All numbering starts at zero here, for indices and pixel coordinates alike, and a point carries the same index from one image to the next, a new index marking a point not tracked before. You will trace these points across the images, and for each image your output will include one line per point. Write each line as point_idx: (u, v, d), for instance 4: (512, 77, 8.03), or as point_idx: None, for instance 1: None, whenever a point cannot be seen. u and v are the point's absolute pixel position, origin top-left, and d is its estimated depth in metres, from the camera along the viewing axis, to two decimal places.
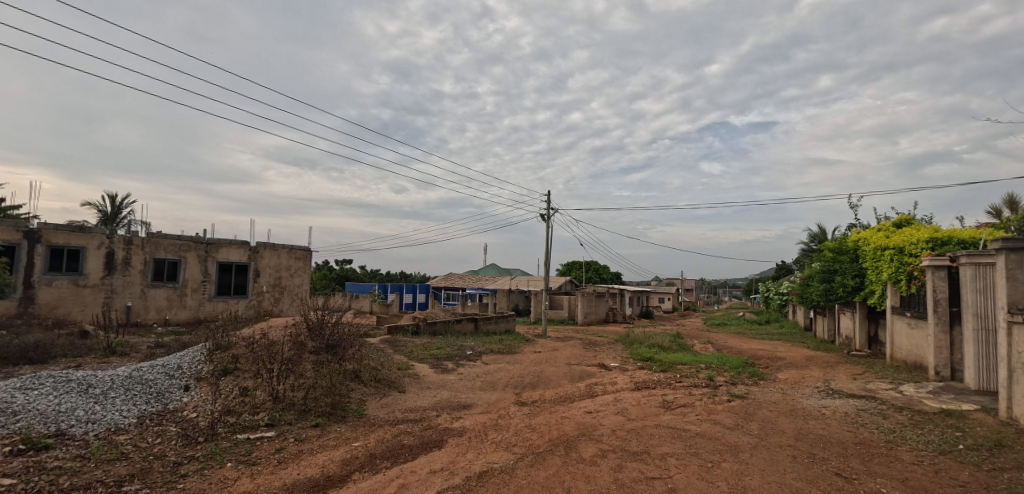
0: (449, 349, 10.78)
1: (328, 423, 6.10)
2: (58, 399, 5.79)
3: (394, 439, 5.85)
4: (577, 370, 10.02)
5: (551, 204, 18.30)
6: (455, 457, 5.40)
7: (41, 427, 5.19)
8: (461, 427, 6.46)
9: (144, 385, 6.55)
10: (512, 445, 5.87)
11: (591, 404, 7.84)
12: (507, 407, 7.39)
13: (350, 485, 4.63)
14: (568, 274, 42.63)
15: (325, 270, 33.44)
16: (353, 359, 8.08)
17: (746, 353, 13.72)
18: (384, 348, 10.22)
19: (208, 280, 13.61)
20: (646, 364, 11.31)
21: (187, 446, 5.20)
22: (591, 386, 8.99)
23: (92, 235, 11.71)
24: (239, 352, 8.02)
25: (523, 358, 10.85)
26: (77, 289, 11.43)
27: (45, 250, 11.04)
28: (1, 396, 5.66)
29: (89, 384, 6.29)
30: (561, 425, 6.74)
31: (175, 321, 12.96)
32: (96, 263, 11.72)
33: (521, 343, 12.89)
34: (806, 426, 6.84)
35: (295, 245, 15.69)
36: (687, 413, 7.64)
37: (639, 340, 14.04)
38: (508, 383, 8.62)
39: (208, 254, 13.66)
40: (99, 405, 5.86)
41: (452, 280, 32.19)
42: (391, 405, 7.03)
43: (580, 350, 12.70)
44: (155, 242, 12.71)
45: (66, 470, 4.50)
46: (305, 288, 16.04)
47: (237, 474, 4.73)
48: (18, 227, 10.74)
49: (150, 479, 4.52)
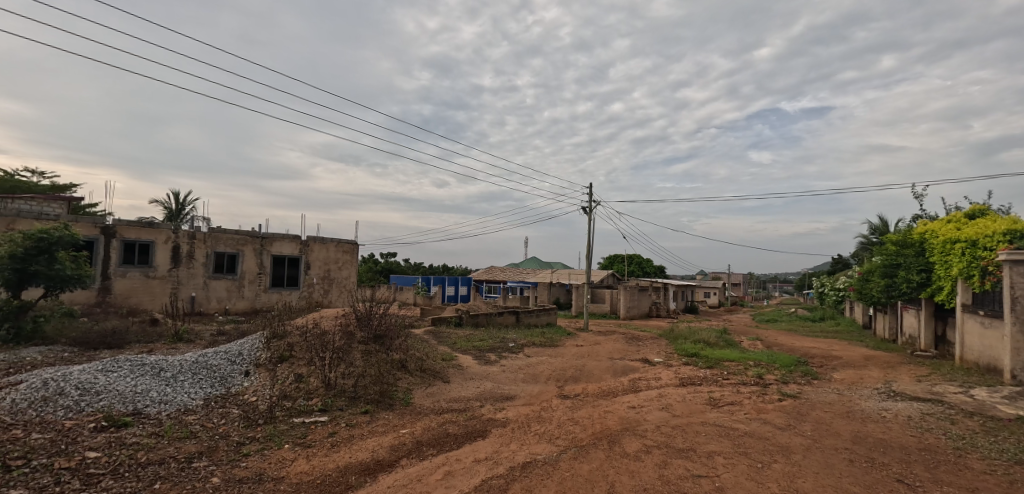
0: (492, 341, 10.89)
1: (376, 410, 6.30)
2: (134, 381, 6.28)
3: (439, 427, 5.99)
4: (620, 364, 9.88)
5: (591, 197, 18.08)
6: (499, 447, 5.46)
7: (121, 405, 5.66)
8: (504, 418, 6.52)
9: (209, 370, 7.00)
10: (556, 437, 5.87)
11: (635, 399, 7.71)
12: (550, 399, 7.40)
13: (398, 470, 4.77)
14: (609, 268, 42.06)
15: (371, 263, 34.58)
16: (399, 349, 8.31)
17: (797, 351, 13.11)
18: (428, 339, 10.45)
19: (264, 272, 14.34)
20: (691, 360, 11.01)
21: (248, 427, 5.52)
22: (634, 381, 8.83)
23: (160, 230, 12.59)
24: (293, 339, 8.41)
25: (565, 351, 10.81)
26: (148, 281, 12.32)
27: (120, 244, 11.96)
28: (86, 377, 6.20)
29: (161, 368, 6.79)
30: (604, 419, 6.66)
31: (234, 311, 13.75)
32: (163, 256, 12.60)
33: (563, 336, 12.85)
34: (864, 429, 6.45)
35: (342, 239, 16.24)
36: (734, 412, 7.36)
37: (684, 335, 13.70)
38: (550, 376, 8.63)
39: (263, 247, 14.38)
40: (170, 387, 6.32)
41: (493, 273, 32.52)
42: (435, 394, 7.18)
43: (622, 344, 12.52)
44: (216, 236, 13.49)
45: (142, 446, 4.88)
46: (352, 280, 16.59)
47: (294, 456, 4.97)
48: (96, 223, 11.69)
49: (217, 456, 4.84)
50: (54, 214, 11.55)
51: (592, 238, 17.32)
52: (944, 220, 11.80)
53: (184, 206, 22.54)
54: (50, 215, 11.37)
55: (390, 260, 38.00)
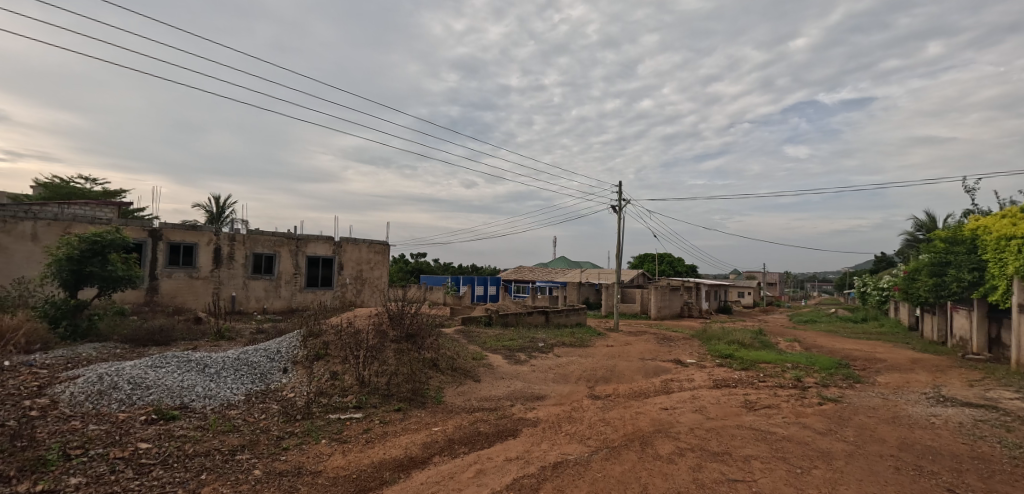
0: (522, 340, 10.90)
1: (408, 408, 6.40)
2: (181, 376, 6.59)
3: (470, 426, 6.03)
4: (651, 365, 9.72)
5: (620, 196, 17.86)
6: (530, 447, 5.45)
7: (169, 400, 5.94)
8: (535, 418, 6.51)
9: (249, 367, 7.26)
10: (586, 437, 5.82)
11: (668, 401, 7.57)
12: (581, 399, 7.35)
13: (431, 467, 4.84)
14: (639, 267, 41.40)
15: (401, 263, 35.23)
16: (430, 348, 8.41)
17: (838, 353, 12.60)
18: (459, 338, 10.54)
19: (299, 273, 14.79)
20: (726, 361, 10.72)
21: (287, 422, 5.71)
22: (667, 382, 8.68)
23: (202, 233, 13.14)
24: (329, 338, 8.63)
25: (595, 351, 10.71)
26: (191, 281, 12.89)
27: (166, 246, 12.54)
28: (137, 372, 6.54)
29: (205, 365, 7.09)
30: (636, 420, 6.56)
31: (272, 310, 14.23)
32: (206, 257, 13.15)
33: (593, 336, 12.73)
34: (911, 436, 6.13)
35: (374, 240, 16.59)
36: (771, 415, 7.12)
37: (717, 335, 13.35)
38: (581, 376, 8.57)
39: (298, 248, 14.84)
40: (214, 383, 6.59)
41: (522, 273, 32.60)
42: (467, 393, 7.23)
43: (653, 345, 12.31)
44: (254, 237, 13.99)
45: (189, 438, 5.11)
46: (384, 280, 16.91)
47: (331, 451, 5.11)
48: (144, 227, 12.29)
49: (258, 450, 5.02)
50: (107, 218, 12.21)
51: (621, 237, 17.12)
52: (998, 215, 11.11)
53: (225, 210, 23.51)
54: (103, 219, 12.02)
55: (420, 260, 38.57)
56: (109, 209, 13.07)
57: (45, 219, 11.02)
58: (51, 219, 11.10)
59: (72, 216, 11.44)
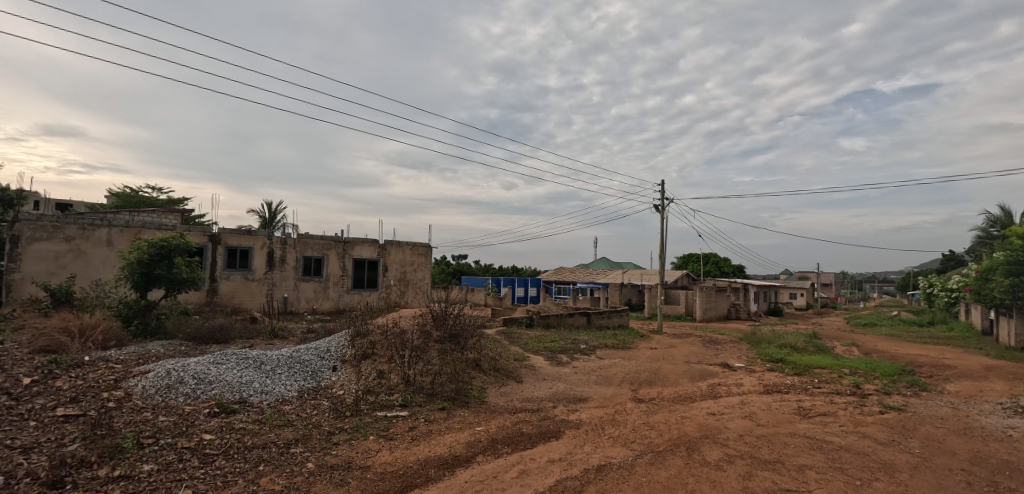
0: (563, 342, 10.84)
1: (452, 408, 6.50)
2: (240, 373, 6.97)
3: (514, 426, 6.05)
4: (697, 369, 9.43)
5: (662, 195, 17.44)
6: (573, 449, 5.41)
7: (229, 394, 6.30)
8: (578, 419, 6.45)
9: (302, 365, 7.59)
10: (630, 441, 5.71)
11: (715, 405, 7.32)
12: (624, 402, 7.22)
13: (475, 466, 4.88)
14: (683, 268, 40.23)
15: (443, 265, 35.84)
16: (473, 349, 8.51)
17: (902, 359, 11.78)
18: (500, 339, 10.60)
19: (346, 274, 15.34)
20: (777, 365, 10.25)
21: (338, 418, 5.93)
22: (713, 386, 8.39)
23: (257, 237, 13.84)
24: (375, 338, 8.90)
25: (638, 354, 10.50)
26: (247, 283, 13.61)
27: (224, 250, 13.30)
28: (201, 368, 6.98)
29: (261, 362, 7.48)
30: (681, 425, 6.38)
31: (321, 310, 14.83)
32: (260, 260, 13.85)
33: (636, 338, 12.49)
34: (986, 449, 5.64)
35: (417, 242, 16.97)
36: (828, 423, 6.75)
37: (768, 339, 12.79)
38: (624, 379, 8.42)
39: (345, 251, 15.38)
40: (269, 379, 6.94)
41: (563, 274, 32.45)
42: (509, 394, 7.26)
43: (699, 348, 11.94)
44: (304, 241, 14.61)
45: (248, 431, 5.40)
46: (426, 281, 17.28)
47: (379, 447, 5.26)
48: (205, 232, 13.08)
49: (311, 444, 5.23)
50: (172, 224, 13.09)
51: (663, 237, 16.72)
52: None
53: (276, 215, 24.71)
54: (168, 225, 12.89)
55: (460, 262, 39.11)
56: (173, 215, 14.03)
57: (119, 226, 11.94)
58: (123, 226, 12.02)
59: (141, 223, 12.34)
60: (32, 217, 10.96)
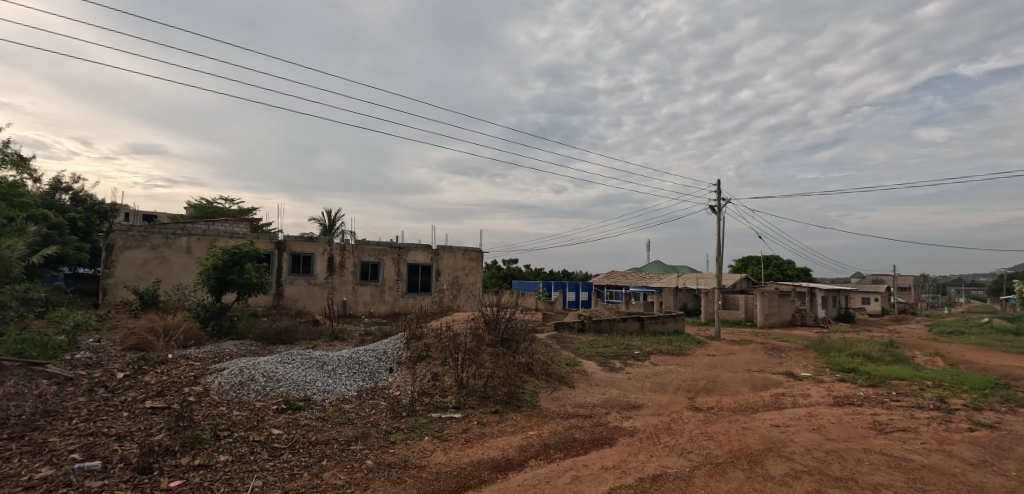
0: (616, 347, 10.64)
1: (505, 411, 6.53)
2: (304, 371, 7.38)
3: (566, 431, 6.01)
4: (760, 377, 8.96)
5: (718, 196, 16.74)
6: (627, 457, 5.29)
7: (296, 392, 6.67)
8: (632, 427, 6.30)
9: (360, 365, 7.90)
10: (687, 451, 5.51)
11: (779, 417, 6.92)
12: (680, 411, 6.99)
13: (528, 470, 4.88)
14: (742, 271, 38.36)
15: (494, 269, 36.19)
16: (525, 353, 8.54)
17: (997, 371, 10.61)
18: (552, 344, 10.56)
19: (401, 279, 15.86)
20: (848, 376, 9.54)
21: (395, 418, 6.12)
22: (777, 397, 7.93)
23: (318, 243, 14.58)
24: (429, 340, 9.12)
25: (696, 361, 10.12)
26: (310, 287, 14.36)
27: (289, 256, 14.11)
28: (270, 366, 7.44)
29: (323, 362, 7.87)
30: (743, 437, 6.08)
31: (378, 313, 15.41)
32: (321, 265, 14.57)
33: (693, 345, 12.05)
34: None
35: (468, 247, 17.27)
36: (908, 440, 6.18)
37: (838, 347, 11.93)
38: (680, 386, 8.14)
39: (400, 256, 15.91)
40: (331, 378, 7.28)
41: (615, 279, 31.91)
42: (562, 399, 7.21)
43: (761, 355, 11.34)
44: (362, 247, 15.24)
45: (313, 428, 5.69)
46: (478, 286, 17.54)
47: (434, 447, 5.38)
48: (272, 239, 13.94)
49: (370, 442, 5.43)
50: (243, 232, 14.08)
51: (719, 238, 16.05)
52: None
53: (335, 222, 26.00)
54: (240, 233, 13.88)
55: (510, 266, 39.36)
56: (243, 224, 15.08)
57: (197, 235, 12.97)
58: (201, 234, 13.04)
59: (216, 232, 13.36)
60: (124, 227, 12.13)
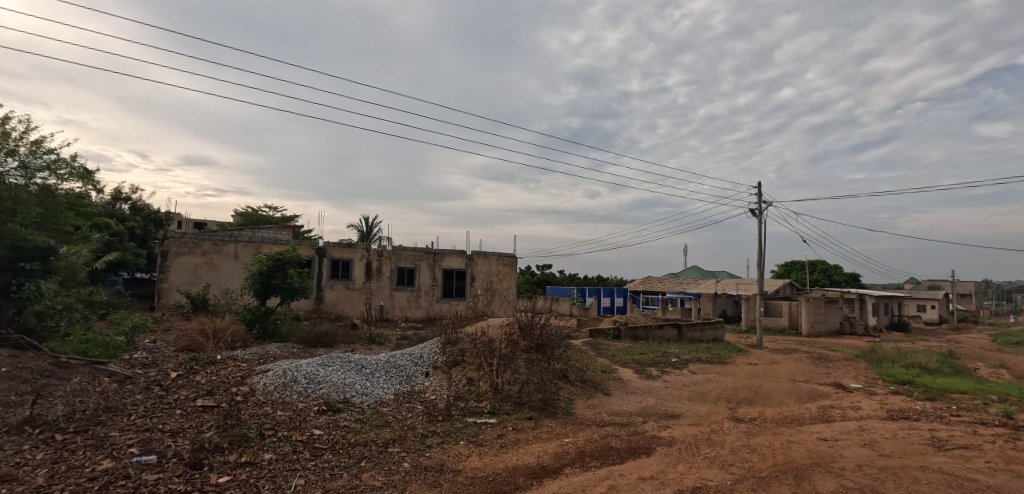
0: (653, 355, 10.43)
1: (540, 417, 6.51)
2: (344, 374, 7.59)
3: (602, 440, 5.92)
4: (806, 388, 8.58)
5: (758, 199, 16.19)
6: (665, 468, 5.16)
7: (336, 394, 6.87)
8: (670, 437, 6.15)
9: (397, 369, 8.06)
10: (729, 464, 5.32)
11: (827, 430, 6.59)
12: (721, 421, 6.77)
13: (563, 478, 4.84)
14: (785, 277, 36.88)
15: (528, 275, 36.21)
16: (560, 359, 8.49)
17: None
18: (587, 350, 10.45)
19: (436, 284, 16.11)
20: (903, 388, 8.99)
21: (431, 422, 6.21)
22: (825, 409, 7.57)
23: (357, 249, 14.99)
24: (465, 345, 9.20)
25: (737, 370, 9.79)
26: (348, 292, 14.77)
27: (329, 261, 14.56)
28: (311, 369, 7.69)
29: (362, 365, 8.07)
30: (787, 450, 5.82)
31: (413, 318, 15.69)
32: (360, 271, 14.96)
33: (733, 353, 11.66)
34: None
35: (502, 253, 17.37)
36: (971, 458, 5.77)
37: (892, 357, 11.26)
38: (720, 396, 7.88)
39: (435, 262, 16.16)
40: (369, 381, 7.46)
41: (651, 285, 31.31)
42: (597, 407, 7.12)
43: (807, 365, 10.85)
44: (398, 252, 15.57)
45: (352, 429, 5.84)
46: (512, 291, 17.59)
47: (469, 452, 5.42)
48: (313, 245, 14.43)
49: (407, 445, 5.52)
50: (285, 238, 14.62)
51: (760, 243, 15.51)
52: None
53: (372, 229, 26.64)
54: (283, 240, 14.43)
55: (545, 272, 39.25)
56: (286, 231, 15.69)
57: (244, 242, 13.59)
58: (247, 241, 13.65)
59: (261, 238, 13.94)
60: (177, 235, 12.84)
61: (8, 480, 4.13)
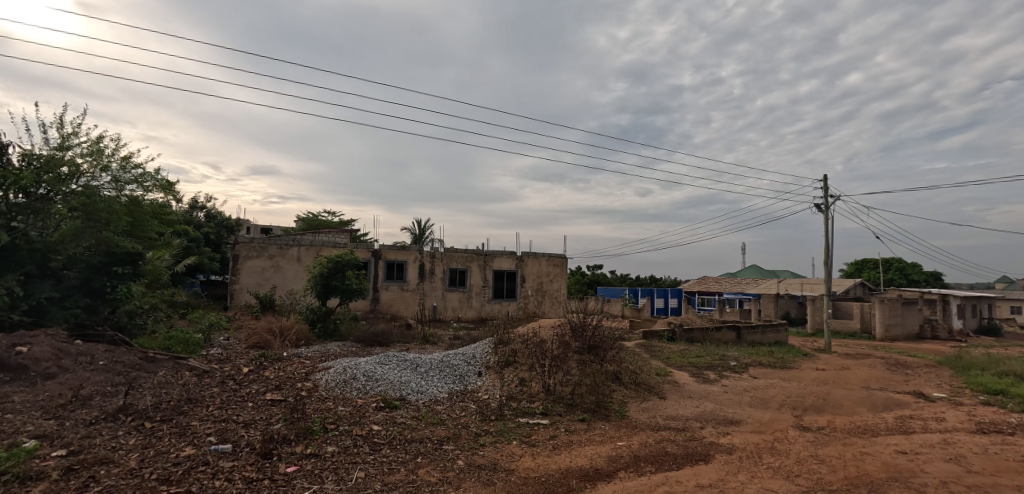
0: (710, 358, 10.06)
1: (593, 420, 6.46)
2: (400, 372, 7.87)
3: (657, 444, 5.79)
4: (881, 397, 7.97)
5: (825, 193, 15.16)
6: (725, 476, 4.97)
7: (392, 391, 7.14)
8: (730, 444, 5.91)
9: (451, 368, 8.25)
10: (795, 475, 5.05)
11: (906, 442, 6.10)
12: (786, 429, 6.44)
13: (617, 482, 4.78)
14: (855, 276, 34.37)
15: (578, 275, 35.90)
16: (613, 361, 8.38)
17: None
18: (640, 352, 10.24)
19: (487, 285, 16.35)
20: (997, 399, 8.15)
21: (484, 421, 6.31)
22: (903, 419, 7.01)
23: (410, 252, 15.46)
24: (516, 346, 9.28)
25: (802, 375, 9.25)
26: (403, 293, 15.28)
27: (384, 264, 15.11)
28: (370, 366, 8.04)
29: (417, 364, 8.34)
30: (861, 462, 5.45)
31: (465, 318, 16.00)
32: (413, 272, 15.43)
33: (798, 357, 11.03)
34: None
35: (552, 253, 17.37)
36: None
37: (983, 364, 10.23)
38: (784, 403, 7.49)
39: (486, 263, 16.41)
40: (424, 380, 7.69)
41: (707, 286, 30.17)
42: (652, 410, 6.98)
43: (882, 372, 10.08)
44: (450, 254, 15.92)
45: (408, 426, 6.04)
46: (563, 292, 17.55)
47: (522, 452, 5.46)
48: (369, 248, 15.02)
49: (461, 443, 5.65)
50: (343, 242, 15.33)
51: (827, 240, 14.56)
52: None
53: (425, 232, 27.39)
54: (341, 243, 15.13)
55: (595, 272, 38.78)
56: (343, 235, 16.44)
57: (306, 245, 14.38)
58: (309, 245, 14.43)
59: (321, 242, 14.69)
60: (247, 239, 13.78)
61: (106, 461, 4.60)
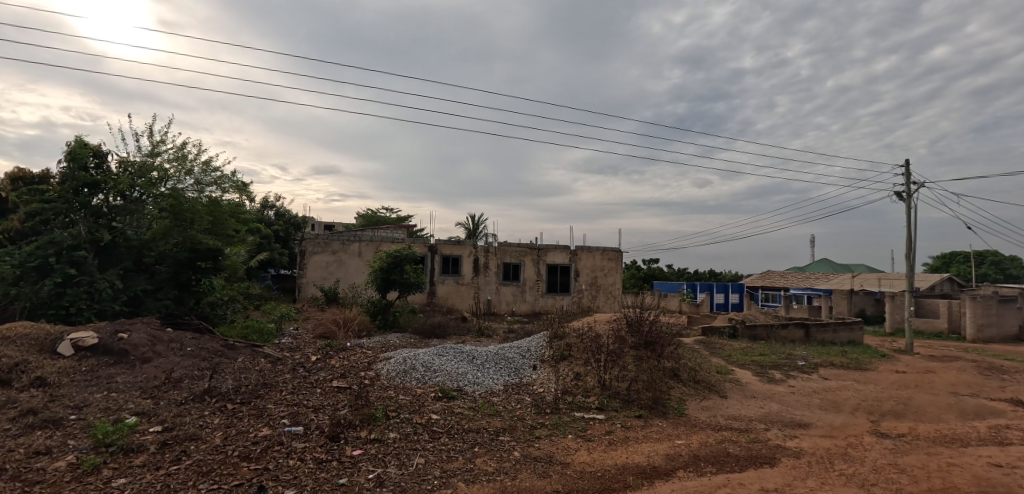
0: (775, 356, 9.60)
1: (649, 416, 6.37)
2: (456, 364, 8.12)
3: (717, 444, 5.62)
4: (974, 404, 7.27)
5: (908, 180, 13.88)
6: (791, 481, 4.76)
7: (450, 382, 7.38)
8: (797, 448, 5.64)
9: (506, 361, 8.40)
10: (870, 484, 4.74)
11: (1001, 454, 5.55)
12: (860, 435, 6.04)
13: (675, 481, 4.71)
14: (942, 270, 31.30)
15: (633, 270, 35.04)
16: (671, 358, 8.18)
17: None
18: (699, 349, 9.93)
19: (540, 279, 16.42)
20: None
21: (540, 414, 6.40)
22: (998, 429, 6.37)
23: (465, 246, 15.81)
24: (571, 340, 9.27)
25: (880, 377, 8.62)
26: (458, 286, 15.67)
27: (440, 258, 15.57)
28: (428, 358, 8.35)
29: (473, 356, 8.56)
30: (947, 474, 5.02)
31: (519, 312, 16.17)
32: (468, 267, 15.78)
33: (875, 358, 10.28)
34: None
35: (607, 247, 17.14)
36: None
37: None
38: (859, 407, 7.02)
39: (539, 257, 16.48)
40: (480, 372, 7.89)
41: (771, 281, 28.60)
42: (712, 409, 6.78)
43: (974, 376, 9.18)
44: (503, 249, 16.12)
45: (465, 416, 6.23)
46: (618, 287, 17.26)
47: (577, 446, 5.48)
48: (425, 243, 15.54)
49: (517, 434, 5.77)
50: (401, 237, 15.91)
51: (909, 231, 13.38)
52: None
53: (478, 227, 27.80)
54: (399, 238, 15.72)
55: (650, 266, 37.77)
56: (401, 231, 17.09)
57: (366, 241, 15.07)
58: (369, 240, 15.11)
59: (380, 238, 15.33)
60: (313, 236, 14.66)
61: (195, 438, 5.10)
